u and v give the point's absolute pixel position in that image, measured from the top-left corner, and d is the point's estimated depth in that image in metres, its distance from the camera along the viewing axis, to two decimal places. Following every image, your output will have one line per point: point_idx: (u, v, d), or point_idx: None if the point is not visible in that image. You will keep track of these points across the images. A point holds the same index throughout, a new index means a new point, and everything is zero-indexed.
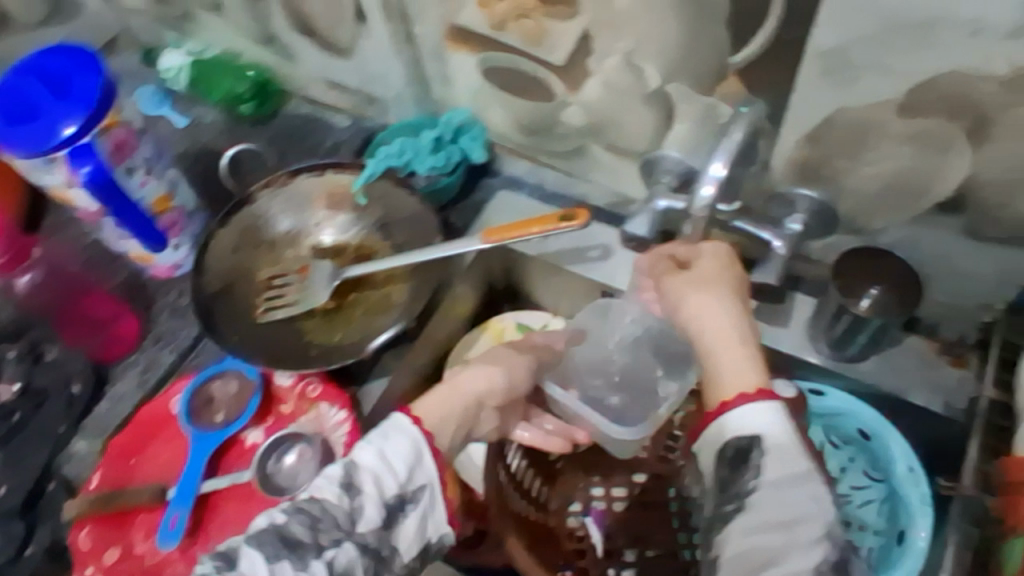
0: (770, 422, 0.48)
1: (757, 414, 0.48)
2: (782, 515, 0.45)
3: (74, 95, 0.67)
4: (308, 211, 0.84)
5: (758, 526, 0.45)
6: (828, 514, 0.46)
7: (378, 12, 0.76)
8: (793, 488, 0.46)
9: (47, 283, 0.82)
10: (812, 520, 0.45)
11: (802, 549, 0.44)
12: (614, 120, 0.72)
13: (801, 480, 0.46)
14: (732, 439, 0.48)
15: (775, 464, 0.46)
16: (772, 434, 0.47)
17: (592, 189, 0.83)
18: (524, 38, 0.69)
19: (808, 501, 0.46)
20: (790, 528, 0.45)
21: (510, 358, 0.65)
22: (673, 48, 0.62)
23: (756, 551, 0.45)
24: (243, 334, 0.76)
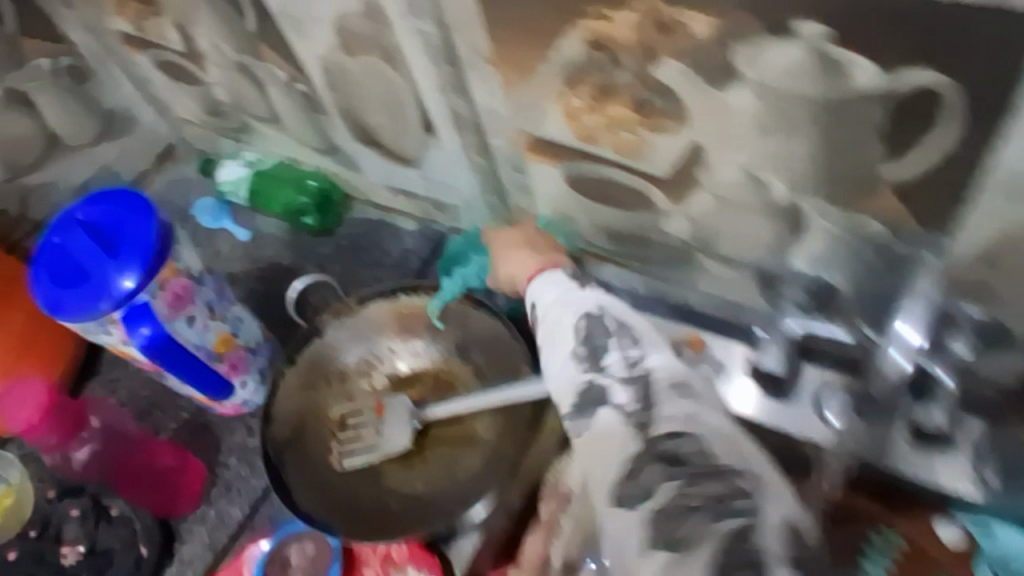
0: (541, 290, 0.60)
1: (535, 291, 0.60)
2: (552, 304, 0.57)
3: (126, 244, 0.62)
4: (376, 339, 0.76)
5: (544, 347, 0.55)
6: (582, 330, 0.54)
7: (448, 122, 0.69)
8: (565, 294, 0.58)
9: (105, 454, 0.75)
10: (566, 316, 0.55)
11: (563, 365, 0.53)
12: (728, 232, 0.62)
13: (564, 311, 0.56)
14: (530, 309, 0.60)
15: (550, 317, 0.56)
16: (546, 302, 0.58)
17: (698, 298, 0.73)
18: (616, 149, 0.61)
19: (561, 326, 0.55)
20: (554, 330, 0.55)
21: None
22: (804, 159, 0.52)
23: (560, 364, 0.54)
24: (318, 496, 0.67)
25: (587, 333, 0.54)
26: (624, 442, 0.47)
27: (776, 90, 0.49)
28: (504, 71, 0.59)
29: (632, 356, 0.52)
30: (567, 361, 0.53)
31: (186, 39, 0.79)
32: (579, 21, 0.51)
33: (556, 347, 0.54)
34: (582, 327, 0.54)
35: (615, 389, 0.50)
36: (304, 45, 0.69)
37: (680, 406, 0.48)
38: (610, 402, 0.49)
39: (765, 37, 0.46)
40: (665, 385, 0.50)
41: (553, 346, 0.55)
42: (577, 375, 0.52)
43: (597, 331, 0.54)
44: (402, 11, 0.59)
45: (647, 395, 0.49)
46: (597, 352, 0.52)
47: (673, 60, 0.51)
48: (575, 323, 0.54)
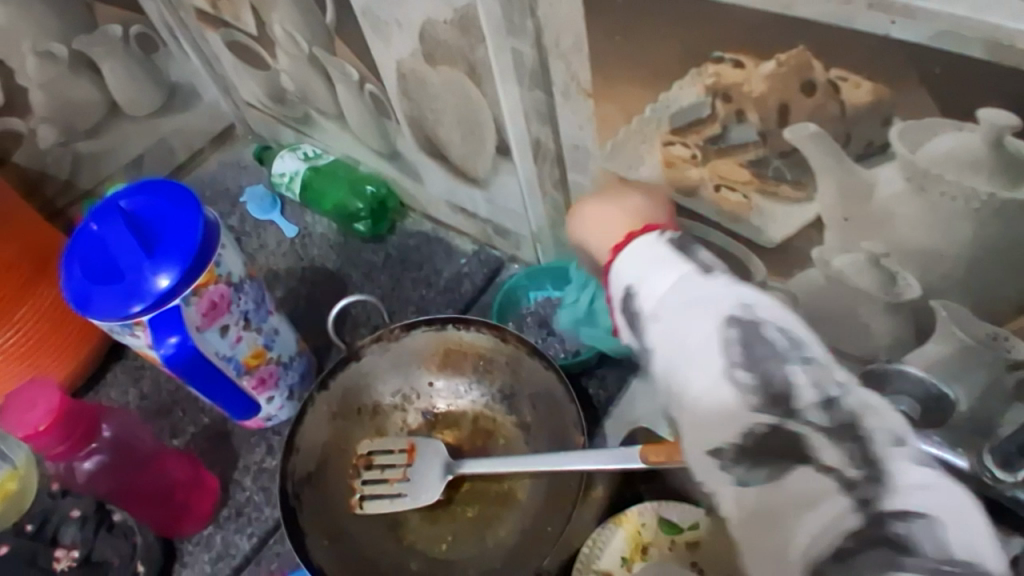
0: (638, 272, 0.41)
1: (628, 271, 0.41)
2: (679, 299, 0.38)
3: (168, 243, 0.56)
4: (415, 373, 0.70)
5: (668, 356, 0.38)
6: (737, 341, 0.36)
7: (527, 150, 0.62)
8: (682, 282, 0.39)
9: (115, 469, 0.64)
10: (708, 323, 0.37)
11: (718, 383, 0.36)
12: (831, 320, 0.54)
13: (701, 309, 0.37)
14: (629, 297, 0.41)
15: (675, 321, 0.38)
16: (670, 302, 0.38)
17: None
18: (717, 210, 0.53)
19: (696, 327, 0.37)
20: (690, 338, 0.37)
21: None
22: (946, 260, 0.44)
23: (705, 392, 0.36)
24: (332, 546, 0.62)
25: (755, 351, 0.36)
26: (835, 517, 0.33)
27: (932, 180, 0.41)
28: (602, 108, 0.52)
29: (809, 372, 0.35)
30: (721, 386, 0.36)
31: (260, 23, 0.74)
32: (705, 65, 0.44)
33: (695, 364, 0.37)
34: (730, 330, 0.36)
35: (807, 432, 0.34)
36: (382, 48, 0.63)
37: (890, 455, 0.33)
38: (812, 457, 0.34)
39: (936, 119, 0.38)
40: (886, 442, 0.33)
41: (693, 360, 0.37)
42: (740, 405, 0.35)
43: (762, 341, 0.36)
44: (498, 27, 0.52)
45: (863, 453, 0.33)
46: (779, 391, 0.35)
47: (810, 125, 0.43)
48: (723, 334, 0.36)
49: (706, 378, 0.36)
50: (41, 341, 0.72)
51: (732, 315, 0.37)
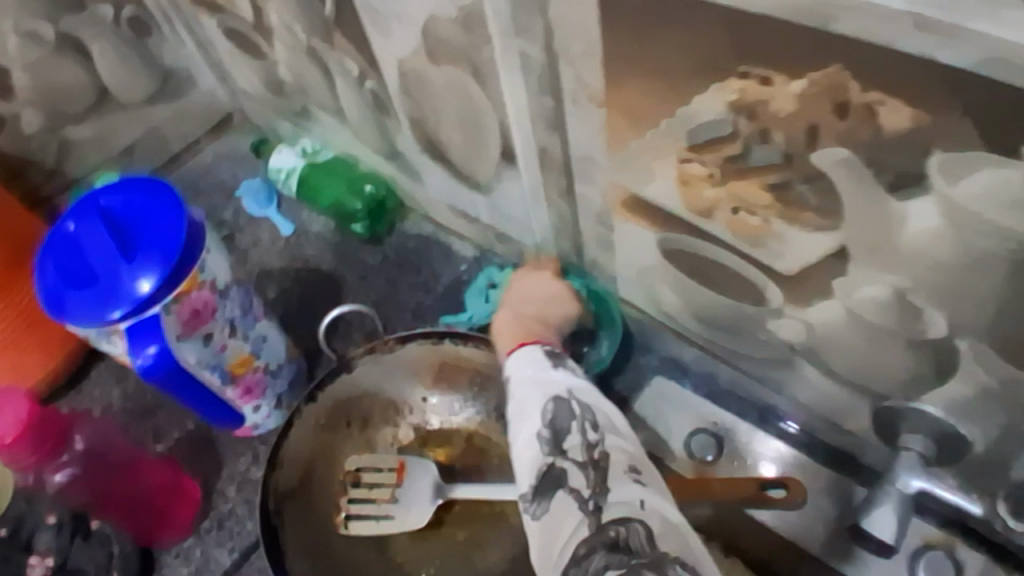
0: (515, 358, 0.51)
1: (510, 363, 0.50)
2: (525, 380, 0.48)
3: (148, 245, 0.53)
4: (410, 386, 0.68)
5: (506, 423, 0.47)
6: (549, 414, 0.45)
7: (533, 158, 0.59)
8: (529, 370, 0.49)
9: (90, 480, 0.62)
10: (534, 394, 0.47)
11: (528, 439, 0.45)
12: (848, 351, 0.51)
13: (535, 383, 0.47)
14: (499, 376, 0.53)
15: (516, 394, 0.48)
16: (514, 379, 0.49)
17: (787, 404, 0.62)
18: (732, 233, 0.50)
19: (527, 397, 0.47)
20: (522, 408, 0.46)
21: None
22: (980, 303, 0.41)
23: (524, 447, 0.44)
24: (314, 561, 0.61)
25: (559, 414, 0.45)
26: (577, 528, 0.39)
27: (971, 216, 0.37)
28: (614, 119, 0.49)
29: (597, 436, 0.43)
30: (528, 442, 0.44)
31: (256, 10, 0.70)
32: (728, 79, 0.41)
33: (519, 425, 0.46)
34: (547, 403, 0.45)
35: (571, 469, 0.42)
36: (382, 43, 0.60)
37: (636, 493, 0.40)
38: (567, 481, 0.41)
39: (979, 153, 0.34)
40: (651, 494, 0.40)
41: (518, 421, 0.46)
42: (537, 457, 0.43)
43: (573, 415, 0.45)
44: (505, 27, 0.49)
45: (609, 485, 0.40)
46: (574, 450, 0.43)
47: (841, 150, 0.39)
48: (542, 405, 0.45)
49: (529, 435, 0.45)
50: (24, 338, 0.69)
51: (554, 396, 0.46)
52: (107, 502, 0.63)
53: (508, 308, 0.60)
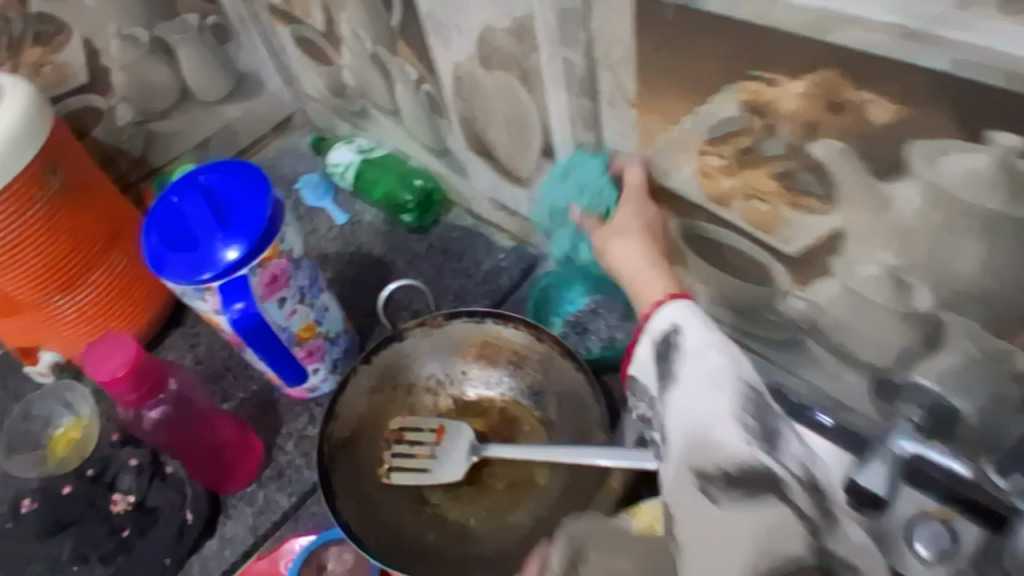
0: (687, 315, 0.49)
1: (678, 314, 0.49)
2: (723, 361, 0.44)
3: (239, 218, 0.62)
4: (454, 360, 0.74)
5: (690, 395, 0.44)
6: (744, 403, 0.42)
7: (572, 154, 0.67)
8: (718, 363, 0.44)
9: (179, 423, 0.68)
10: (713, 353, 0.45)
11: (708, 403, 0.43)
12: (847, 329, 0.57)
13: (715, 349, 0.45)
14: (654, 327, 0.50)
15: (699, 358, 0.45)
16: (711, 357, 0.45)
17: (796, 383, 0.68)
18: (746, 219, 0.57)
19: (722, 377, 0.43)
20: (714, 381, 0.43)
21: None
22: (961, 279, 0.47)
23: (725, 444, 0.40)
24: (361, 506, 0.67)
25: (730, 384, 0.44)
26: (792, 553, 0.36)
27: (948, 198, 0.44)
28: (644, 117, 0.56)
29: (805, 450, 0.42)
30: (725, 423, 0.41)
31: (328, 20, 0.80)
32: (742, 82, 0.48)
33: (709, 402, 0.42)
34: (746, 395, 0.43)
35: (787, 480, 0.39)
36: (441, 51, 0.68)
37: (855, 530, 0.38)
38: (786, 498, 0.38)
39: (950, 142, 0.41)
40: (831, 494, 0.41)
41: (704, 394, 0.43)
42: (741, 451, 0.40)
43: (770, 414, 0.42)
44: (553, 37, 0.57)
45: (826, 511, 0.38)
46: (787, 460, 0.40)
47: (836, 142, 0.46)
48: (738, 386, 0.43)
49: (727, 422, 0.41)
50: (109, 300, 0.79)
51: (752, 386, 0.43)
52: (189, 445, 0.70)
53: (633, 246, 0.60)
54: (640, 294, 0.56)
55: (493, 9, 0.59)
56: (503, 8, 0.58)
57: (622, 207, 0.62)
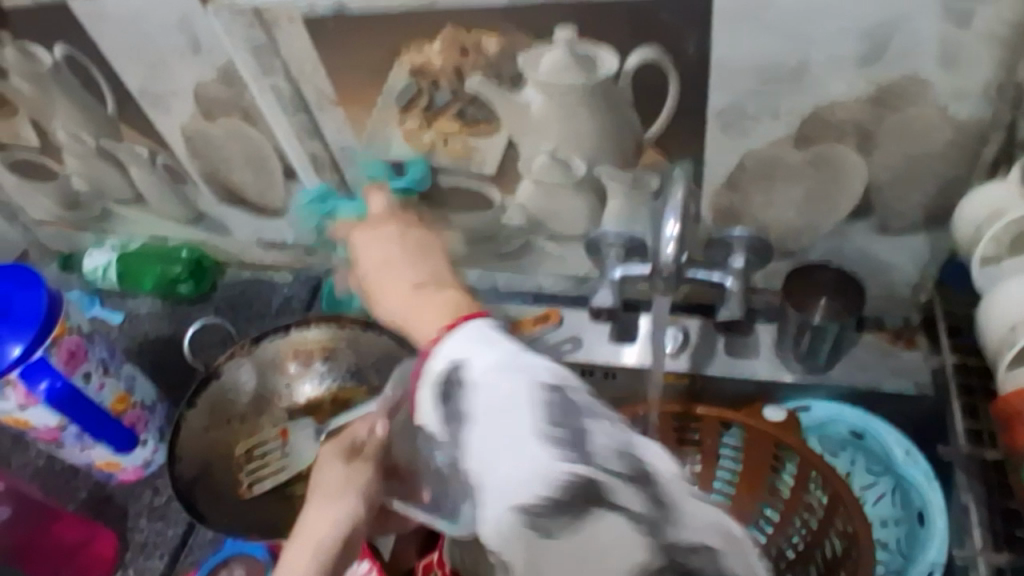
0: (478, 355, 0.42)
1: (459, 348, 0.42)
2: (488, 370, 0.41)
3: (17, 315, 0.68)
4: (275, 373, 0.81)
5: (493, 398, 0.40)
6: (534, 397, 0.39)
7: (307, 167, 0.80)
8: (499, 389, 0.40)
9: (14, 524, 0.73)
10: (516, 382, 0.40)
11: (489, 397, 0.40)
12: (551, 213, 0.77)
13: (506, 370, 0.40)
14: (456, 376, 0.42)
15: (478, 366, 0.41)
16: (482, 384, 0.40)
17: (545, 279, 0.85)
18: (452, 158, 0.74)
19: (513, 389, 0.39)
20: (507, 423, 0.38)
21: (343, 468, 0.52)
22: (592, 137, 0.68)
23: (492, 392, 0.40)
24: (234, 519, 0.74)
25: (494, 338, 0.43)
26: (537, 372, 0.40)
27: (555, 85, 0.65)
28: (347, 109, 0.72)
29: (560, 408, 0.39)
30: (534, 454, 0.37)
31: (42, 135, 0.87)
32: (401, 55, 0.66)
33: (502, 390, 0.40)
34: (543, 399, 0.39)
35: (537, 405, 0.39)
36: (166, 119, 0.80)
37: (508, 386, 0.40)
38: (543, 412, 0.39)
39: (537, 47, 0.62)
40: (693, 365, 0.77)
41: (502, 422, 0.39)
42: (530, 382, 0.40)
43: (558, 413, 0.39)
44: (255, 73, 0.71)
45: (569, 423, 0.38)
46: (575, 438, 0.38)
47: (477, 75, 0.65)
48: (537, 386, 0.39)
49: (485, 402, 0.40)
50: None
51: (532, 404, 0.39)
52: (36, 542, 0.74)
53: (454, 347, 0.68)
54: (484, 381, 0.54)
55: (197, 65, 0.73)
56: (205, 61, 0.72)
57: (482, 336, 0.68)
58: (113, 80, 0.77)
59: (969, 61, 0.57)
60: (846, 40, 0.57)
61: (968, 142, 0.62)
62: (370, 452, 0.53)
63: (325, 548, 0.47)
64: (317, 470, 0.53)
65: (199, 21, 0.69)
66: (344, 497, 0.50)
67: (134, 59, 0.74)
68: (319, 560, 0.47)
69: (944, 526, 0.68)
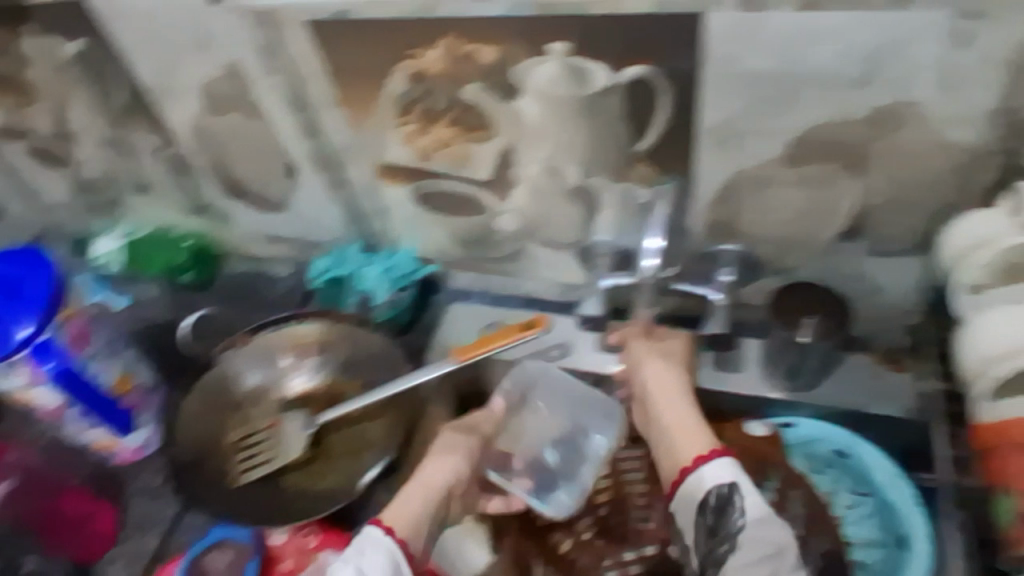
0: (724, 476, 0.58)
1: (721, 474, 0.58)
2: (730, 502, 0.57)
3: (27, 297, 0.71)
4: (271, 365, 0.83)
5: (750, 552, 0.54)
6: (731, 516, 0.56)
7: (309, 164, 0.82)
8: (766, 527, 0.55)
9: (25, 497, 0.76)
10: (748, 496, 0.57)
11: (765, 533, 0.55)
12: (546, 220, 0.78)
13: (776, 520, 0.56)
14: (712, 490, 0.58)
15: (753, 505, 0.56)
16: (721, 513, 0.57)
17: (538, 284, 0.86)
18: (450, 162, 0.75)
19: (775, 534, 0.55)
20: (770, 554, 0.54)
21: (461, 443, 0.69)
22: (587, 148, 0.69)
23: (761, 542, 0.55)
24: (226, 505, 0.74)
25: (720, 500, 0.57)
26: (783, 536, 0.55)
27: (551, 95, 0.65)
28: (349, 110, 0.73)
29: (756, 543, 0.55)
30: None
31: (57, 122, 0.89)
32: (401, 60, 0.67)
33: (751, 511, 0.56)
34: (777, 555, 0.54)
35: (757, 527, 0.55)
36: (174, 112, 0.82)
37: (755, 529, 0.55)
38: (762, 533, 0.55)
39: (534, 57, 0.63)
40: None
41: (763, 546, 0.55)
42: (772, 533, 0.55)
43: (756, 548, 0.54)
44: (260, 70, 0.73)
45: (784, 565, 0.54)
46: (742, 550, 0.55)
47: (475, 82, 0.67)
48: (730, 494, 0.57)
49: (762, 548, 0.55)
50: None
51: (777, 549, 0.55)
52: (49, 514, 0.76)
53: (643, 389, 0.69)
54: (674, 450, 0.63)
55: (206, 61, 0.74)
56: (214, 58, 0.74)
57: (673, 340, 0.72)
58: (126, 72, 0.79)
59: (962, 87, 0.56)
60: (840, 63, 0.57)
61: (961, 168, 0.62)
62: (486, 428, 0.72)
63: (433, 486, 0.65)
64: (438, 441, 0.70)
65: (209, 19, 0.70)
66: (448, 453, 0.68)
67: (146, 53, 0.76)
68: (426, 498, 0.64)
69: (928, 551, 0.66)
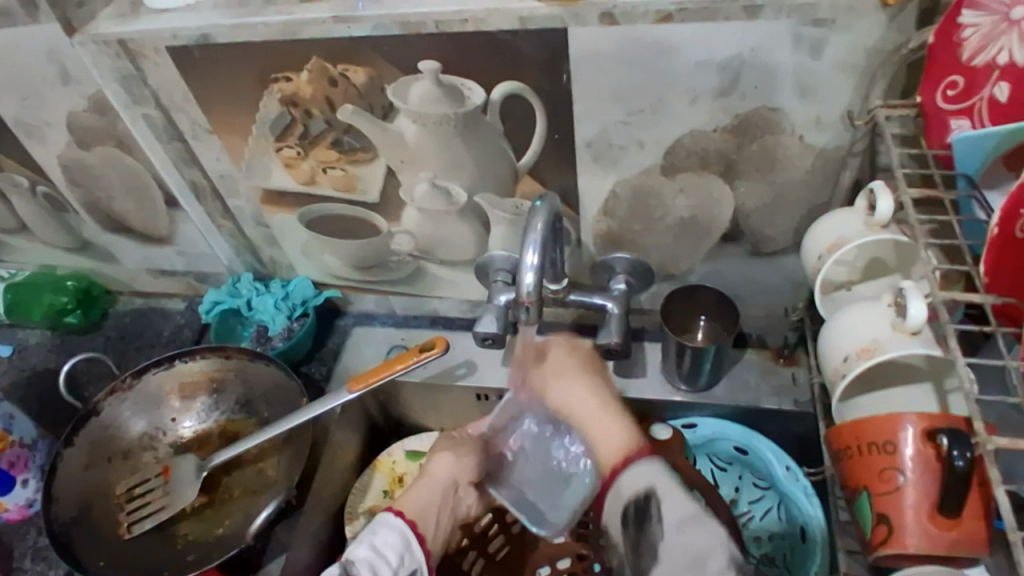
0: (651, 476, 0.54)
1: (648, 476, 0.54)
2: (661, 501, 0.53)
3: None
4: (160, 409, 0.80)
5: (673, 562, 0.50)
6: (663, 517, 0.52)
7: (189, 196, 0.79)
8: (695, 526, 0.51)
9: None
10: (678, 497, 0.53)
11: (688, 538, 0.51)
12: (438, 240, 0.77)
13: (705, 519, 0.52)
14: (631, 494, 0.54)
15: (678, 509, 0.52)
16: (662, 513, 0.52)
17: (439, 303, 0.85)
18: (335, 186, 0.73)
19: (706, 538, 0.51)
20: (695, 561, 0.50)
21: (466, 444, 0.69)
22: (468, 167, 0.68)
23: (683, 547, 0.50)
24: (113, 562, 0.70)
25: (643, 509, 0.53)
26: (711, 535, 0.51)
27: (427, 115, 0.65)
28: (223, 138, 0.71)
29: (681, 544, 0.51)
30: None
31: None
32: (271, 85, 0.65)
33: (673, 506, 0.52)
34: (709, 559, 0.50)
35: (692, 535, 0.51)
36: (41, 148, 0.77)
37: (681, 531, 0.51)
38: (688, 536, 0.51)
39: (406, 78, 0.63)
40: None
41: (690, 555, 0.50)
42: (702, 531, 0.51)
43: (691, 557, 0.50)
44: (125, 102, 0.70)
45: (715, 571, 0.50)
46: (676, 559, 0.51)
47: (349, 105, 0.65)
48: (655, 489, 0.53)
49: (693, 551, 0.50)
50: None
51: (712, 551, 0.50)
52: None
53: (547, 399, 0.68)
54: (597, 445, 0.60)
55: (67, 95, 0.71)
56: (76, 92, 0.70)
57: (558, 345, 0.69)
58: None
59: (815, 92, 0.59)
60: (701, 76, 0.59)
61: (825, 168, 0.64)
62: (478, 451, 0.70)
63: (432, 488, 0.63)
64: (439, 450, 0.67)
65: (65, 51, 0.67)
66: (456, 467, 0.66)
67: (3, 89, 0.72)
68: (434, 490, 0.63)
69: (824, 536, 0.69)
